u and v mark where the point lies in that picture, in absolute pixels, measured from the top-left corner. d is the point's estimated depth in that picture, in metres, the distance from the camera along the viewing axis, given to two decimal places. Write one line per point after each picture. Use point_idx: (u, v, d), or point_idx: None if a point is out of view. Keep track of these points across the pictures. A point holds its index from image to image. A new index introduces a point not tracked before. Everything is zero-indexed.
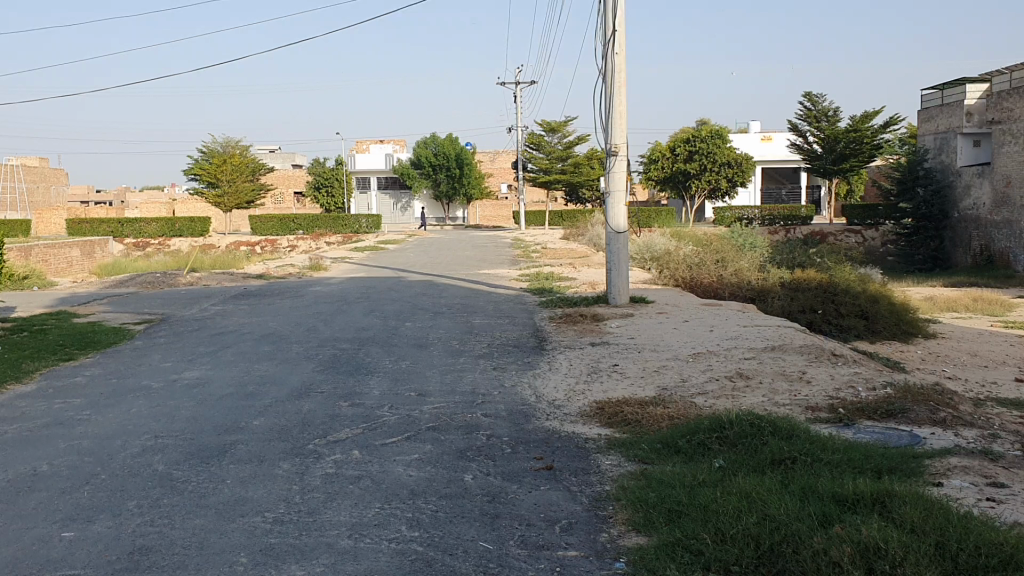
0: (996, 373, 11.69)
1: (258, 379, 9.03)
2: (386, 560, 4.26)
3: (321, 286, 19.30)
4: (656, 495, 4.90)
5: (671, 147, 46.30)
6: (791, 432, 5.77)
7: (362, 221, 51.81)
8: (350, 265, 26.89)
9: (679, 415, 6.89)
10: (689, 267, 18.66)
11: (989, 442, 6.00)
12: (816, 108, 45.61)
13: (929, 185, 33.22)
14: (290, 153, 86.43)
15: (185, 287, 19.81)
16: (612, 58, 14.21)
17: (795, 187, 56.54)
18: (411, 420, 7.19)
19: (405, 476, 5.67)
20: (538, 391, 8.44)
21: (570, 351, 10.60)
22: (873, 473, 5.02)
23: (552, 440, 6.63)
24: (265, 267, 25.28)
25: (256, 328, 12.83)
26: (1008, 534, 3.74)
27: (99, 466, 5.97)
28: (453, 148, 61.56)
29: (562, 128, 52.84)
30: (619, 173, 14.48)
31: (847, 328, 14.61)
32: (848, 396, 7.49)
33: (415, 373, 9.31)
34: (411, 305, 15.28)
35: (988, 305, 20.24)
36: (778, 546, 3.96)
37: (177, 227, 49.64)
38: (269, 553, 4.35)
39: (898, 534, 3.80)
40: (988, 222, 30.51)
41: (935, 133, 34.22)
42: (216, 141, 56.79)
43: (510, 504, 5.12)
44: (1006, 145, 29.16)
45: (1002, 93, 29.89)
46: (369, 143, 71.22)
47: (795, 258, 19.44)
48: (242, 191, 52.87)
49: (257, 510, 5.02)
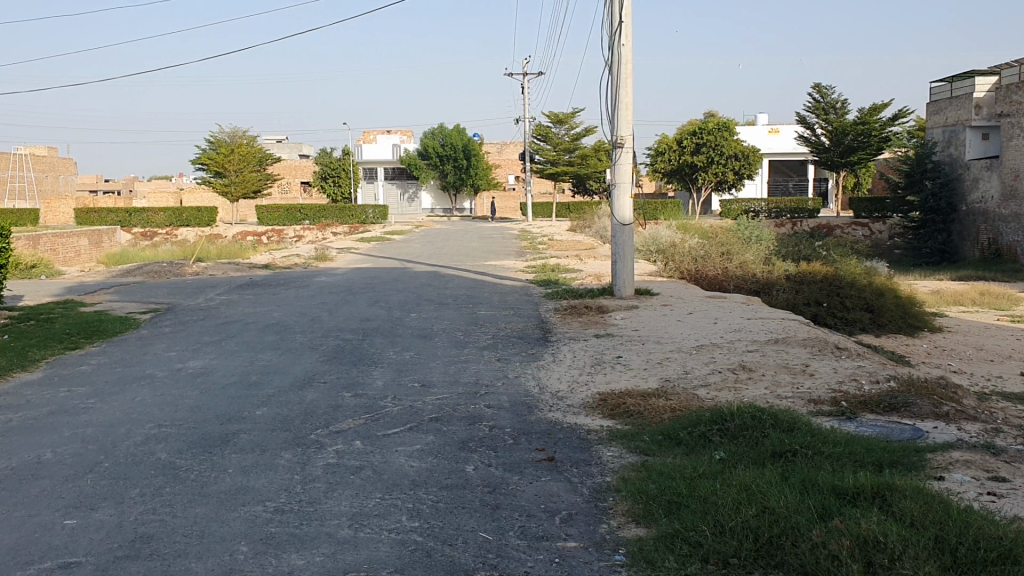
0: (1001, 368, 11.66)
1: (262, 368, 9.08)
2: (385, 551, 4.26)
3: (327, 277, 19.27)
4: (656, 486, 4.89)
5: (677, 140, 46.06)
6: (793, 424, 5.76)
7: (369, 211, 51.82)
8: (358, 255, 26.98)
9: (681, 407, 6.90)
10: (695, 259, 18.65)
11: (991, 436, 5.98)
12: (825, 100, 45.36)
13: (937, 179, 33.15)
14: (297, 144, 86.45)
15: (191, 277, 19.88)
16: (619, 50, 14.13)
17: (802, 181, 56.38)
18: (414, 411, 7.21)
19: (406, 467, 5.67)
20: (542, 382, 8.45)
21: (574, 343, 10.60)
22: (874, 467, 5.03)
23: (554, 431, 6.63)
24: (272, 257, 25.31)
25: (260, 318, 12.83)
26: (1008, 528, 3.74)
27: (103, 454, 6.00)
28: (460, 139, 61.21)
29: (569, 120, 52.75)
30: (625, 165, 14.45)
31: (852, 321, 14.64)
32: (851, 389, 7.49)
33: (418, 364, 9.31)
34: (417, 296, 15.35)
35: (995, 299, 20.15)
36: (776, 539, 3.97)
37: (184, 216, 50.00)
38: (269, 542, 4.36)
39: (897, 528, 3.79)
40: (996, 215, 30.42)
41: (944, 126, 34.01)
42: (225, 133, 56.88)
43: (511, 495, 5.12)
44: (1015, 138, 29.03)
45: (1012, 87, 29.68)
46: (375, 135, 70.93)
47: (800, 252, 19.43)
48: (249, 180, 52.81)
49: (259, 499, 5.03)
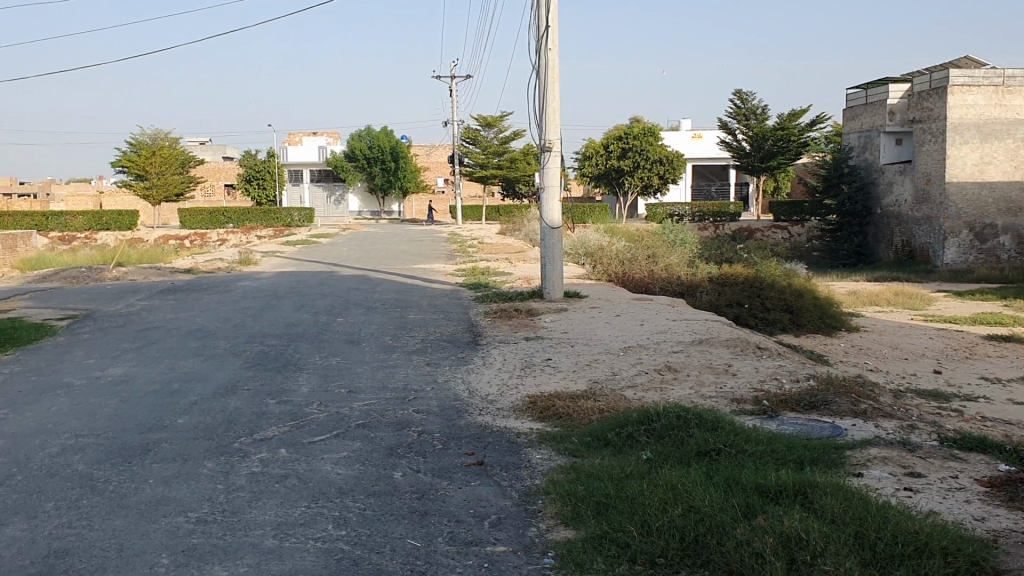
0: (915, 366, 12.06)
1: (185, 375, 8.86)
2: (311, 560, 4.20)
3: (252, 281, 18.92)
4: (584, 488, 4.92)
5: (604, 144, 46.42)
6: (717, 423, 5.84)
7: (295, 214, 51.36)
8: (283, 259, 26.55)
9: (609, 408, 6.96)
10: (621, 263, 18.82)
11: (907, 433, 6.17)
12: (746, 106, 46.32)
13: (853, 183, 34.11)
14: (221, 146, 84.83)
15: (110, 282, 19.31)
16: (546, 54, 14.19)
17: (725, 185, 57.50)
18: (341, 417, 7.12)
19: (332, 474, 5.59)
20: (471, 386, 8.42)
21: (503, 347, 10.59)
22: (796, 464, 5.13)
23: (484, 435, 6.61)
24: (195, 261, 24.74)
25: (183, 323, 12.53)
26: (924, 523, 3.85)
27: (15, 466, 5.77)
28: (388, 141, 60.87)
29: (498, 123, 52.81)
30: (553, 169, 14.50)
31: (772, 322, 14.94)
32: (772, 388, 7.64)
33: (346, 369, 9.20)
34: (345, 301, 15.17)
35: (908, 299, 20.83)
36: (702, 538, 4.02)
37: (104, 220, 48.43)
38: (191, 554, 4.25)
39: (818, 525, 3.87)
40: (909, 218, 31.44)
41: (859, 131, 35.00)
42: (145, 134, 55.38)
43: (440, 501, 5.09)
44: (926, 143, 30.04)
45: (923, 93, 30.61)
46: (301, 137, 69.95)
47: (723, 254, 19.79)
48: (172, 183, 51.52)
49: (181, 509, 4.90)
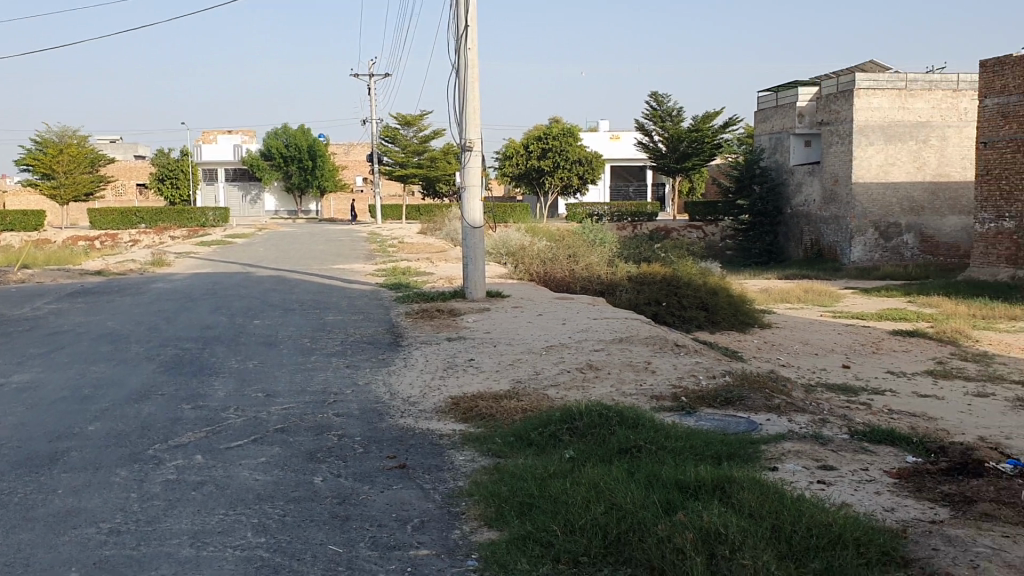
0: (825, 360, 12.43)
1: (95, 381, 8.56)
2: (229, 569, 4.10)
3: (165, 283, 18.40)
4: (508, 489, 4.92)
5: (524, 144, 46.56)
6: (637, 421, 5.91)
7: (210, 213, 50.57)
8: (198, 259, 25.91)
9: (532, 408, 6.98)
10: (542, 262, 18.91)
11: (819, 426, 6.34)
12: (662, 108, 47.07)
13: (765, 183, 34.99)
14: (131, 145, 82.46)
15: (14, 285, 18.56)
16: (465, 53, 14.19)
17: (642, 185, 58.36)
18: (259, 422, 6.98)
19: (251, 480, 5.47)
20: (392, 387, 8.35)
21: (425, 347, 10.53)
22: (714, 459, 5.22)
23: (406, 437, 6.55)
24: (104, 263, 23.94)
25: (93, 327, 12.12)
26: (837, 514, 3.96)
27: None
28: (305, 139, 60.02)
29: (417, 123, 52.48)
30: (474, 168, 14.49)
31: (689, 319, 15.19)
32: (689, 385, 7.77)
33: (263, 373, 9.01)
34: (262, 302, 14.87)
35: (817, 296, 21.46)
36: (624, 535, 4.06)
37: (7, 221, 46.67)
38: (103, 567, 4.10)
39: (737, 519, 3.94)
40: (818, 217, 32.39)
41: (771, 133, 35.91)
42: (51, 131, 53.42)
43: (361, 505, 5.03)
44: (834, 145, 30.99)
45: (830, 96, 31.59)
46: (216, 135, 68.42)
47: (641, 254, 20.06)
48: (80, 182, 49.84)
49: (92, 520, 4.73)
